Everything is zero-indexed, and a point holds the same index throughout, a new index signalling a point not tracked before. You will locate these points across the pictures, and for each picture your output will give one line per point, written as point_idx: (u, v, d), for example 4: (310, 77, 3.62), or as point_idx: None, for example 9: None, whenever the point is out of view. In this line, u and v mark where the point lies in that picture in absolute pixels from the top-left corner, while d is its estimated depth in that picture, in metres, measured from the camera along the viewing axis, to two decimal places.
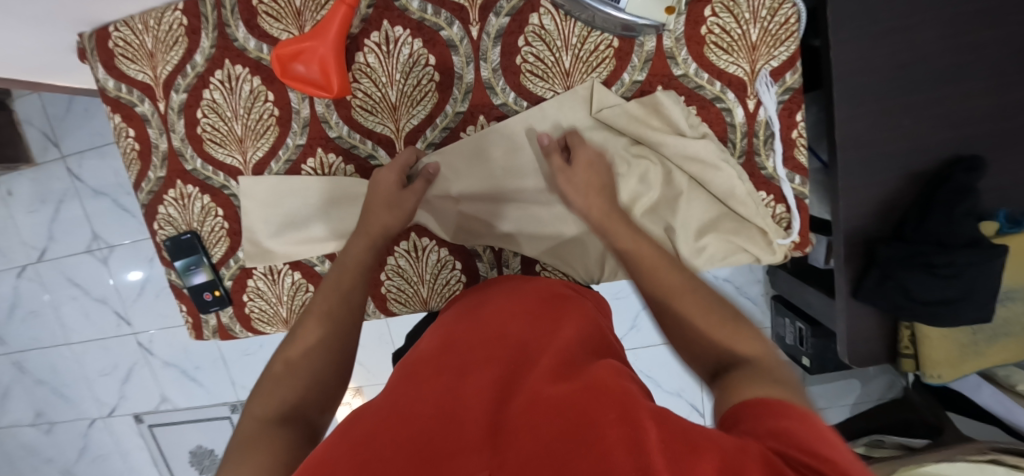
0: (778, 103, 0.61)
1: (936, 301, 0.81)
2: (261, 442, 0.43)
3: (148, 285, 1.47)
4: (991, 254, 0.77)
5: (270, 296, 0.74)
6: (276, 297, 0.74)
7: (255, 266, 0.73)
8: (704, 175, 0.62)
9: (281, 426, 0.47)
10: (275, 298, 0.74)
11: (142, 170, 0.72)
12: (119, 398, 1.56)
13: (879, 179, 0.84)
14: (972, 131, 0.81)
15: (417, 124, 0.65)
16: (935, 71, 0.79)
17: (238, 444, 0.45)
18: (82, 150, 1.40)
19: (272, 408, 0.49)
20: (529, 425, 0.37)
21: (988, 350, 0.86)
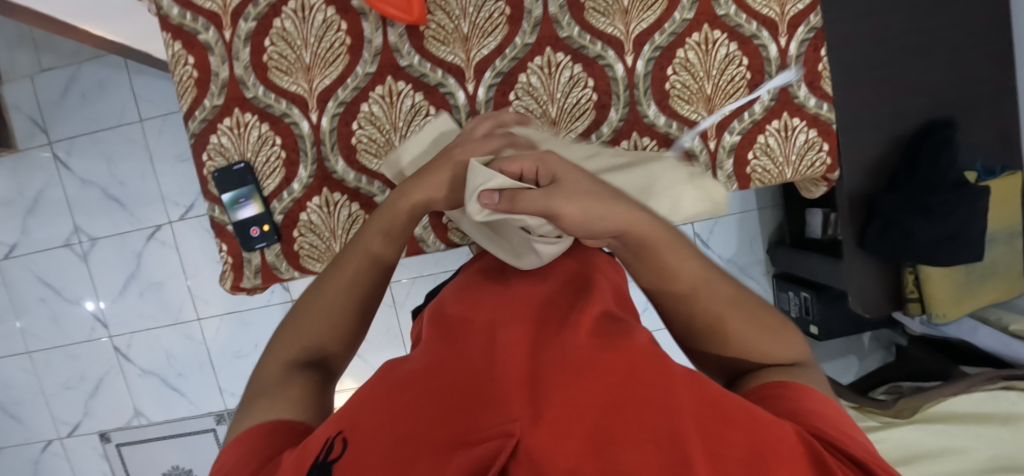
0: (805, 41, 0.71)
1: (936, 241, 0.90)
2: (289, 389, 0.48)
3: (131, 282, 1.35)
4: (976, 194, 0.88)
5: (323, 230, 0.73)
6: (330, 231, 0.73)
7: (311, 198, 0.72)
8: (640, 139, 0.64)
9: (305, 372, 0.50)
10: (329, 233, 0.73)
11: (197, 98, 0.71)
12: (83, 414, 1.39)
13: (874, 140, 0.95)
14: (944, 96, 0.94)
15: (487, 54, 0.69)
16: (911, 45, 0.92)
17: (264, 386, 0.49)
18: (74, 136, 1.30)
19: (300, 350, 0.53)
20: (569, 380, 0.32)
21: (981, 288, 0.96)
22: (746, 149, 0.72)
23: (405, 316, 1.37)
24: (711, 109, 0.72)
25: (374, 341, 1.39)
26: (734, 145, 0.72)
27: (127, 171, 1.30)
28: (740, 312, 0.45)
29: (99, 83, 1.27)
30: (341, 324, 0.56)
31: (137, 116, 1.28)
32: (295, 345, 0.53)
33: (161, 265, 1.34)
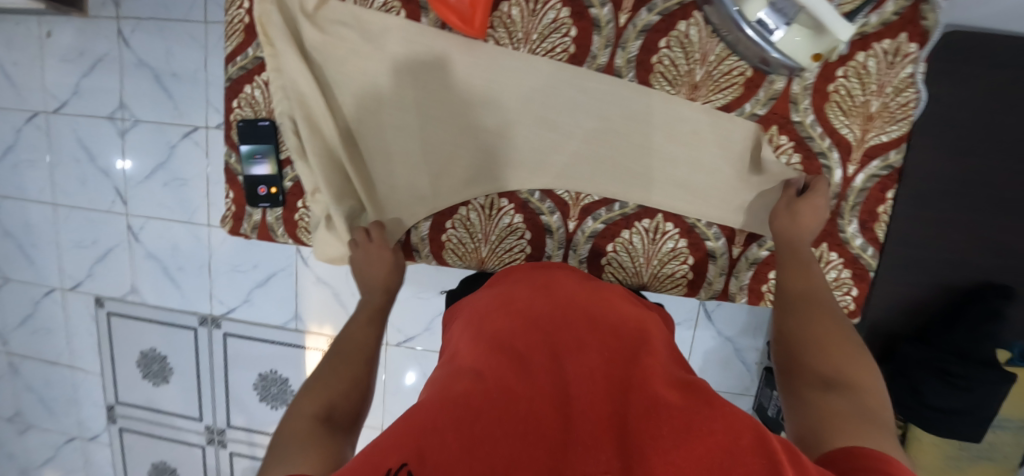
0: (875, 176, 0.64)
1: (946, 410, 0.84)
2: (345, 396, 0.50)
3: (158, 170, 1.37)
4: (1004, 378, 0.81)
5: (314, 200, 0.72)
6: (319, 204, 0.72)
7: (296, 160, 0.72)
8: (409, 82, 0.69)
9: (324, 427, 0.43)
10: (318, 207, 0.72)
11: (242, 45, 0.70)
12: (86, 275, 1.48)
13: (914, 283, 0.89)
14: (1005, 264, 0.86)
15: (536, 86, 0.66)
16: (996, 199, 0.84)
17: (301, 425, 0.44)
18: (142, 18, 1.28)
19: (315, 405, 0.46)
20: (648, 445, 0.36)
21: (967, 468, 0.90)
22: (769, 266, 0.69)
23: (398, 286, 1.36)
24: (747, 216, 0.67)
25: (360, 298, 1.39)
26: (757, 261, 0.69)
27: (183, 65, 1.28)
28: (833, 332, 0.51)
29: None
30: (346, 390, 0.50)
31: (205, 17, 1.24)
32: (315, 398, 0.47)
33: (190, 164, 1.35)
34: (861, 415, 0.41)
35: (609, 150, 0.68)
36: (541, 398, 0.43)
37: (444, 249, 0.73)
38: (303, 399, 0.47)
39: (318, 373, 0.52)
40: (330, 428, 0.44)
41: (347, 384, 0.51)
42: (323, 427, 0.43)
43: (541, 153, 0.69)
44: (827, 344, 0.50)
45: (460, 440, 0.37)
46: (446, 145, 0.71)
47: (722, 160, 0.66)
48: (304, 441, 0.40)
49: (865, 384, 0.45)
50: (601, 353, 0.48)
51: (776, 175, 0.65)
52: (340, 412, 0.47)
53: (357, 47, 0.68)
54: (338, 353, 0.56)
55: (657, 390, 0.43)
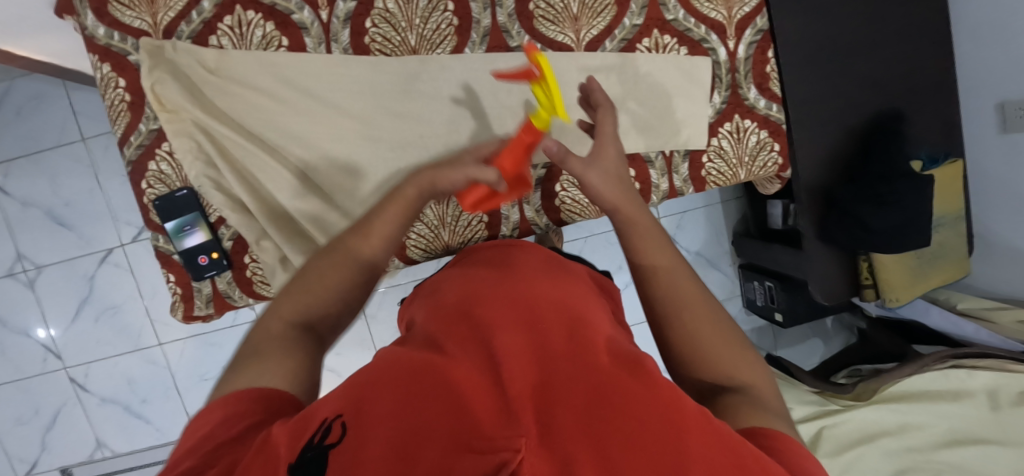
0: (752, 43, 0.72)
1: (885, 230, 0.93)
2: (320, 286, 0.51)
3: (85, 308, 1.26)
4: (923, 182, 0.92)
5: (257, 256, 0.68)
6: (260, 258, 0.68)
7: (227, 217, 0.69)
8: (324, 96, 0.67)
9: (300, 337, 0.46)
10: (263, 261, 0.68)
11: (132, 123, 0.67)
12: (39, 451, 1.32)
13: (829, 133, 0.97)
14: (885, 91, 0.97)
15: (438, 65, 0.68)
16: (856, 40, 0.95)
17: (263, 339, 0.45)
18: (10, 159, 1.18)
19: (296, 311, 0.49)
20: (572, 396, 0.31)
21: (930, 272, 1.00)
22: (701, 151, 0.73)
23: (378, 328, 1.32)
24: (669, 115, 0.71)
25: (346, 354, 1.32)
26: (690, 149, 0.72)
27: (75, 191, 1.20)
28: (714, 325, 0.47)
29: (36, 100, 1.16)
30: (330, 291, 0.52)
31: (81, 135, 1.18)
32: (294, 303, 0.49)
33: (120, 287, 1.26)
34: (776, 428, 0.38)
35: (525, 101, 0.70)
36: (481, 359, 0.37)
37: (407, 248, 0.70)
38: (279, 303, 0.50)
39: (315, 269, 0.53)
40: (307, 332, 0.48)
41: (328, 288, 0.52)
42: (288, 343, 0.45)
43: (470, 123, 0.70)
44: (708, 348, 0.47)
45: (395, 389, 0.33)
46: (377, 153, 0.69)
47: (628, 74, 0.70)
48: (264, 366, 0.41)
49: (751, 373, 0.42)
50: (555, 317, 0.43)
51: (675, 71, 0.71)
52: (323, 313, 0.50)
53: (268, 89, 0.66)
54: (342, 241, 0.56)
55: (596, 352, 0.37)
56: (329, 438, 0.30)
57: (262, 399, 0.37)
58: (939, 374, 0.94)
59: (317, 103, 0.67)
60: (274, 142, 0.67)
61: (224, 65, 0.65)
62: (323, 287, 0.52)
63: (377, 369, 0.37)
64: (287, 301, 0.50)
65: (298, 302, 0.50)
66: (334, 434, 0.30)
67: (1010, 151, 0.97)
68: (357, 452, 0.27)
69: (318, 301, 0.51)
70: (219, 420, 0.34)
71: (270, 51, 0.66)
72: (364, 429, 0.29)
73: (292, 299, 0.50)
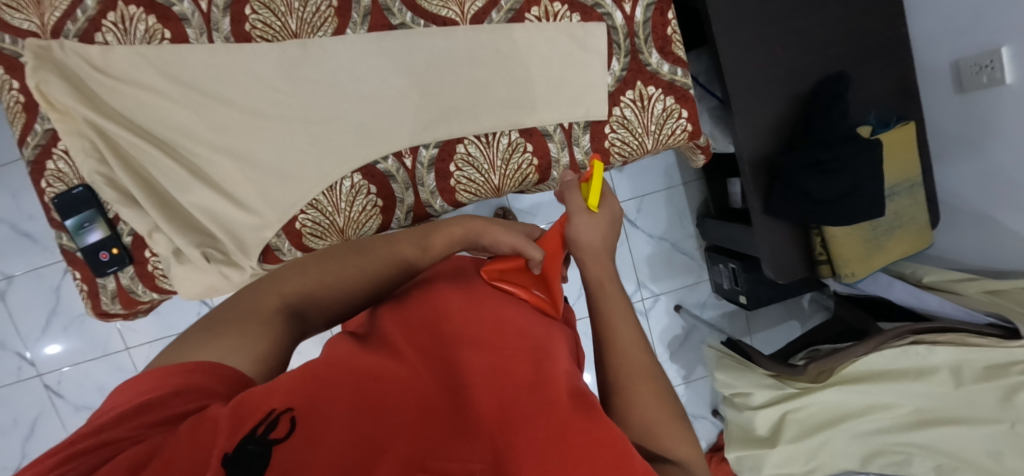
0: (651, 5, 0.68)
1: (832, 198, 0.88)
2: (334, 273, 0.50)
3: (55, 317, 1.30)
4: (868, 145, 0.86)
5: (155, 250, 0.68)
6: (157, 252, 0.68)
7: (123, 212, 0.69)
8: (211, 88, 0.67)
9: (290, 320, 0.45)
10: (160, 255, 0.69)
11: (28, 123, 0.67)
12: (21, 458, 1.36)
13: (768, 101, 0.93)
14: (827, 53, 0.93)
15: (320, 48, 0.67)
16: (790, 1, 0.90)
17: (248, 307, 0.43)
18: None
19: (298, 288, 0.47)
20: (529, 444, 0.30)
21: (888, 243, 0.93)
22: (603, 122, 0.70)
23: None
24: (565, 87, 0.69)
25: None
26: (589, 120, 0.69)
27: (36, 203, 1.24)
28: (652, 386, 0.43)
29: None
30: (349, 285, 0.50)
31: None
32: (301, 282, 0.48)
33: None
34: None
35: (413, 81, 0.68)
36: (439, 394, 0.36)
37: (302, 236, 0.70)
38: (281, 276, 0.48)
39: (331, 262, 0.52)
40: (289, 319, 0.45)
41: (342, 281, 0.50)
42: (274, 323, 0.43)
43: (359, 106, 0.69)
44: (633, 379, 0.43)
45: (352, 396, 0.33)
46: (268, 142, 0.69)
47: (519, 46, 0.68)
48: (243, 343, 0.39)
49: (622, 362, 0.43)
50: (522, 343, 0.44)
51: (569, 41, 0.68)
52: (313, 306, 0.48)
53: (152, 84, 0.66)
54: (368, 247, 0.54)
55: (562, 382, 0.37)
56: (274, 433, 0.28)
57: (232, 381, 0.36)
58: (898, 351, 0.86)
59: (200, 94, 0.67)
60: (163, 137, 0.67)
61: (114, 63, 0.65)
62: (332, 278, 0.50)
63: (333, 365, 0.37)
64: (293, 277, 0.48)
65: (302, 283, 0.48)
66: (281, 429, 0.28)
67: (970, 109, 0.90)
68: (310, 451, 0.27)
69: (324, 286, 0.49)
70: (170, 391, 0.32)
71: (155, 46, 0.65)
72: (317, 430, 0.29)
73: (298, 276, 0.48)
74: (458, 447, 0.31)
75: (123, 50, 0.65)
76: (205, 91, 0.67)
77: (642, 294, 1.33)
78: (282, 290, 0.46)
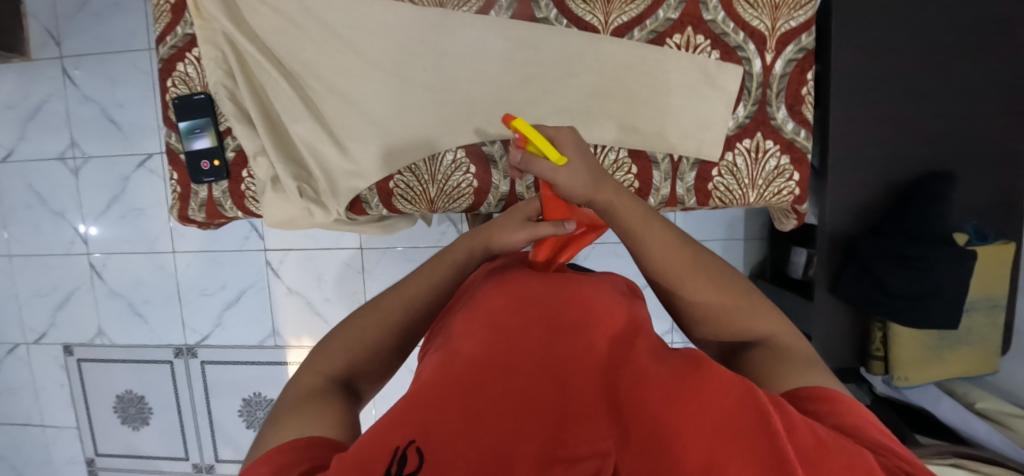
0: (792, 61, 0.67)
1: (908, 296, 0.86)
2: (355, 341, 0.50)
3: (115, 203, 1.35)
4: (960, 255, 0.83)
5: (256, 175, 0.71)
6: (258, 177, 0.71)
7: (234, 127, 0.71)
8: (344, 30, 0.67)
9: (337, 391, 0.45)
10: (259, 181, 0.71)
11: (171, 24, 0.70)
12: (50, 325, 1.43)
13: (862, 182, 0.90)
14: (943, 149, 0.89)
15: (460, 22, 0.68)
16: (918, 90, 0.87)
17: (296, 397, 0.44)
18: (84, 55, 1.29)
19: (331, 367, 0.48)
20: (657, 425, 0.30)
21: (949, 358, 0.91)
22: (712, 164, 0.69)
23: (372, 285, 1.34)
24: (684, 119, 0.68)
25: (336, 302, 1.36)
26: (700, 158, 0.69)
27: (129, 94, 1.29)
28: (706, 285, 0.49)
29: (115, 5, 1.26)
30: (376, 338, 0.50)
31: (145, 44, 1.26)
32: (330, 359, 0.48)
33: (148, 192, 1.34)
34: (805, 361, 0.44)
35: (539, 75, 0.69)
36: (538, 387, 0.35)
37: (393, 196, 0.71)
38: (312, 361, 0.49)
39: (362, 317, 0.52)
40: (340, 387, 0.46)
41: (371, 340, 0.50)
42: (325, 397, 0.43)
43: (480, 86, 0.69)
44: (684, 282, 0.48)
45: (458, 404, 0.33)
46: (384, 98, 0.69)
47: (651, 68, 0.68)
48: (307, 418, 0.39)
49: (690, 293, 0.49)
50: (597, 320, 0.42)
51: (700, 77, 0.68)
52: (356, 369, 0.49)
53: (289, 10, 0.67)
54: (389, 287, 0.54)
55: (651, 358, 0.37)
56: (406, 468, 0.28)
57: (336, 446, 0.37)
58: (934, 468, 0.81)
59: (331, 33, 0.67)
60: (289, 66, 0.68)
61: None
62: (356, 345, 0.50)
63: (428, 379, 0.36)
64: (320, 356, 0.49)
65: (335, 357, 0.49)
66: (412, 463, 0.28)
67: None
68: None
69: (357, 353, 0.49)
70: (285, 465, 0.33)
71: None
72: (445, 456, 0.29)
73: (327, 355, 0.49)
74: (580, 435, 0.31)
75: None
76: (336, 30, 0.67)
77: (672, 338, 1.30)
78: (321, 371, 0.47)
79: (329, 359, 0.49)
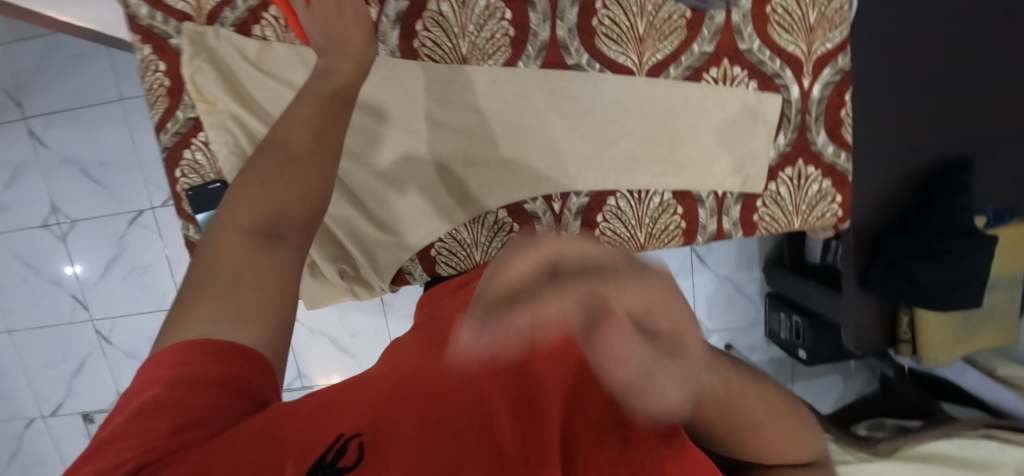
0: (830, 83, 0.66)
1: (937, 286, 0.88)
2: (290, 187, 0.38)
3: (113, 266, 1.28)
4: (982, 244, 0.86)
5: None
6: None
7: None
8: None
9: (266, 250, 0.36)
10: None
11: (169, 109, 0.65)
12: (65, 395, 1.37)
13: (884, 177, 0.90)
14: (963, 135, 0.90)
15: (487, 76, 0.64)
16: (939, 78, 0.87)
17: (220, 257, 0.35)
18: (51, 112, 1.18)
19: (253, 215, 0.37)
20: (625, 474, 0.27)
21: (974, 335, 0.97)
22: (756, 196, 0.68)
23: (395, 316, 1.31)
24: (726, 154, 0.67)
25: (362, 337, 1.33)
26: (744, 192, 0.68)
27: (109, 150, 1.20)
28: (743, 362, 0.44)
29: (78, 56, 1.15)
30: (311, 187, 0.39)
31: (118, 95, 1.16)
32: (250, 209, 0.37)
33: (147, 250, 1.27)
34: None
35: (574, 124, 0.66)
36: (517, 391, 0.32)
37: (437, 265, 0.68)
38: (228, 205, 0.38)
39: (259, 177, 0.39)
40: (268, 244, 0.36)
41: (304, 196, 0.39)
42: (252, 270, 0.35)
43: (514, 142, 0.66)
44: None
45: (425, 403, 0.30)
46: (415, 166, 0.66)
47: (689, 105, 0.66)
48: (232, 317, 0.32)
49: None
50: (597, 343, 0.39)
51: (739, 109, 0.66)
52: (286, 219, 0.38)
53: (304, 87, 0.64)
54: (293, 160, 0.39)
55: None
56: (344, 460, 0.25)
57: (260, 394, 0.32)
58: (969, 442, 0.90)
59: None
60: None
61: (268, 59, 0.63)
62: (283, 191, 0.38)
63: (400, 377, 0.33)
64: (235, 205, 0.38)
65: (259, 207, 0.37)
66: (351, 456, 0.26)
67: None
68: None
69: (287, 204, 0.38)
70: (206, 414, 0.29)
71: (314, 48, 0.63)
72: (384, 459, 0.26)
73: (246, 205, 0.37)
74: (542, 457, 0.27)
75: (283, 50, 0.63)
76: None
77: None
78: (240, 221, 0.36)
79: (252, 207, 0.37)
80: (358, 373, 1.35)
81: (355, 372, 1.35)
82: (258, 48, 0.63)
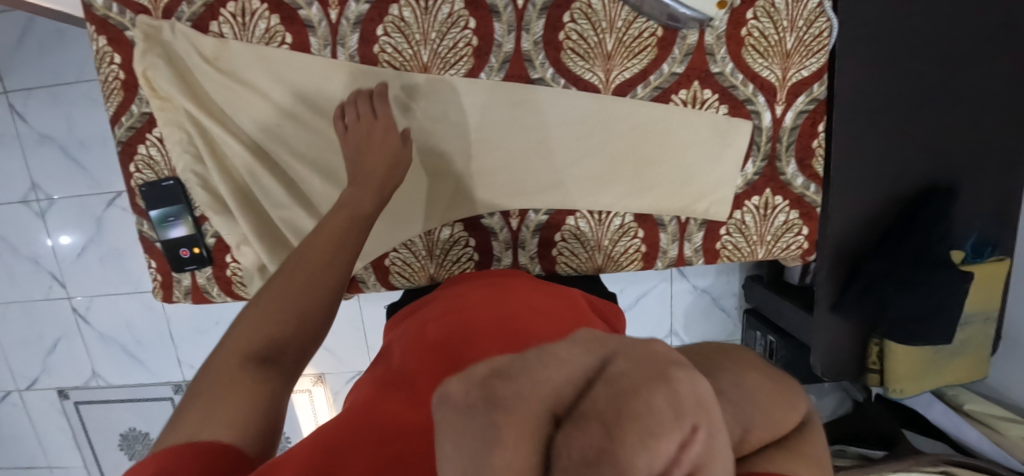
0: (803, 112, 0.63)
1: (910, 318, 0.85)
2: (279, 307, 0.41)
3: (90, 246, 1.27)
4: (961, 277, 0.83)
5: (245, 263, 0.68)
6: (248, 266, 0.68)
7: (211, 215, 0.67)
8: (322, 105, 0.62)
9: (259, 367, 0.37)
10: (251, 269, 0.68)
11: (124, 103, 0.63)
12: (41, 371, 1.39)
13: (865, 202, 0.88)
14: (948, 166, 0.88)
15: (448, 86, 0.62)
16: (928, 106, 0.84)
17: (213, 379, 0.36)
18: (31, 88, 1.16)
19: (252, 341, 0.38)
20: None
21: (946, 367, 0.95)
22: (719, 223, 0.67)
23: (370, 311, 1.31)
24: (691, 180, 0.65)
25: (337, 331, 1.32)
26: (707, 219, 0.67)
27: (88, 130, 1.19)
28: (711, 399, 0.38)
29: (57, 33, 1.13)
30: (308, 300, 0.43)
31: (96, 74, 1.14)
32: (250, 333, 0.39)
33: (124, 233, 1.26)
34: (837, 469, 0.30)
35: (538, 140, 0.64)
36: None
37: (391, 276, 0.67)
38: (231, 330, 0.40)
39: (271, 288, 0.43)
40: (265, 367, 0.37)
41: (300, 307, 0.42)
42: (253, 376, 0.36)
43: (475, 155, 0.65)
44: None
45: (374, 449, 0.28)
46: None
47: (656, 127, 0.64)
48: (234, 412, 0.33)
49: None
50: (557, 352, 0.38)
51: (708, 134, 0.64)
52: (286, 343, 0.40)
53: (261, 88, 0.62)
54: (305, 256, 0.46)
55: None
56: None
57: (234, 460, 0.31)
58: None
59: (308, 107, 0.63)
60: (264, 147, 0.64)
61: (224, 57, 0.61)
62: (276, 303, 0.41)
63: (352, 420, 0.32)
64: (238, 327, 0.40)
65: (259, 326, 0.40)
66: None
67: None
68: None
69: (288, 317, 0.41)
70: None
71: (271, 48, 0.61)
72: None
73: (243, 333, 0.39)
74: None
75: (240, 48, 0.61)
76: (312, 103, 0.62)
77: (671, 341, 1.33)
78: (238, 348, 0.38)
79: (252, 333, 0.39)
80: (331, 365, 1.36)
81: (328, 364, 1.35)
82: (213, 45, 0.60)
